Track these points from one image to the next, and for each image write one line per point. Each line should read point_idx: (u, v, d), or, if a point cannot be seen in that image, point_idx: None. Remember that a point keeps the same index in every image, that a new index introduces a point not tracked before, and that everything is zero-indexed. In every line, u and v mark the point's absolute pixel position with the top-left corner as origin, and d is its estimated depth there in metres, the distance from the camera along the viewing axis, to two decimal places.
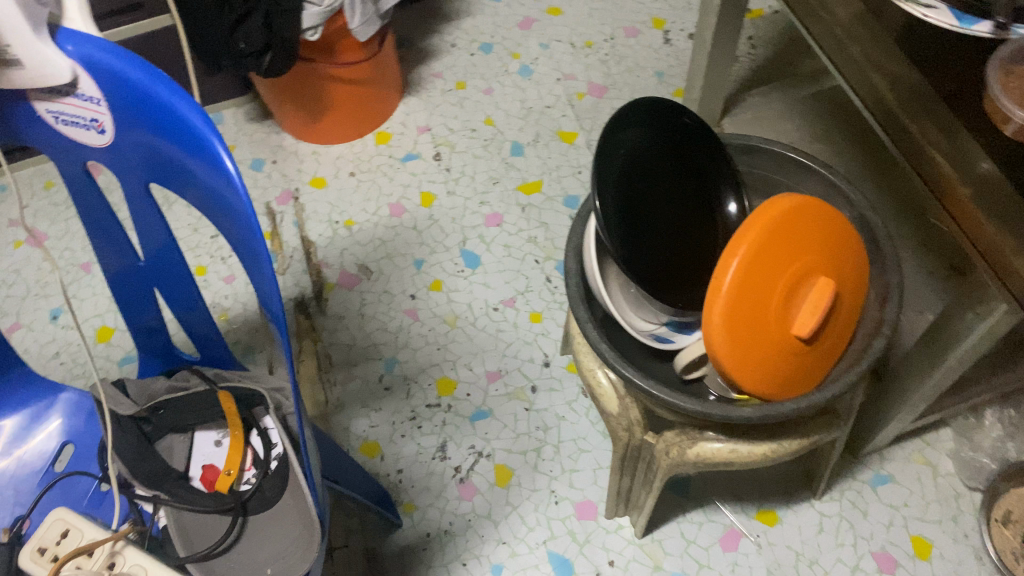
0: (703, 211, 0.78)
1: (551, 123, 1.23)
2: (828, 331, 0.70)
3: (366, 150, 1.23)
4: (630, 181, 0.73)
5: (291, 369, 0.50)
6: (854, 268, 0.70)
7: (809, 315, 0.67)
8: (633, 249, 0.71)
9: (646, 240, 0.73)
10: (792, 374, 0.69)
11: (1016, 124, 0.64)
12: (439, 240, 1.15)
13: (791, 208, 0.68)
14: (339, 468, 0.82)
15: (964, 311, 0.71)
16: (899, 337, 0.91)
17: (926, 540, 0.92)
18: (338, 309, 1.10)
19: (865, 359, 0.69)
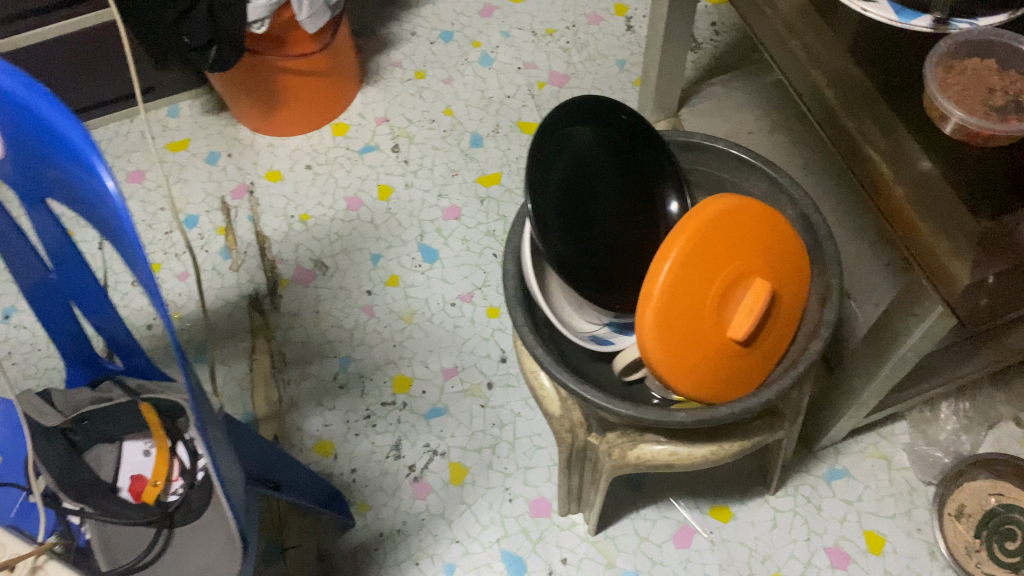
0: (645, 208, 0.77)
1: (512, 113, 1.22)
2: (765, 333, 0.69)
3: (323, 143, 1.22)
4: (566, 180, 0.72)
5: (190, 388, 0.48)
6: (793, 269, 0.70)
7: (743, 318, 0.66)
8: (570, 250, 0.71)
9: (583, 240, 0.72)
10: (729, 377, 0.69)
11: (953, 122, 0.63)
12: (396, 234, 1.13)
13: (726, 210, 0.67)
14: (282, 472, 0.81)
15: (905, 311, 0.70)
16: (852, 332, 0.90)
17: (879, 534, 0.92)
18: (294, 306, 1.09)
19: (802, 362, 0.68)
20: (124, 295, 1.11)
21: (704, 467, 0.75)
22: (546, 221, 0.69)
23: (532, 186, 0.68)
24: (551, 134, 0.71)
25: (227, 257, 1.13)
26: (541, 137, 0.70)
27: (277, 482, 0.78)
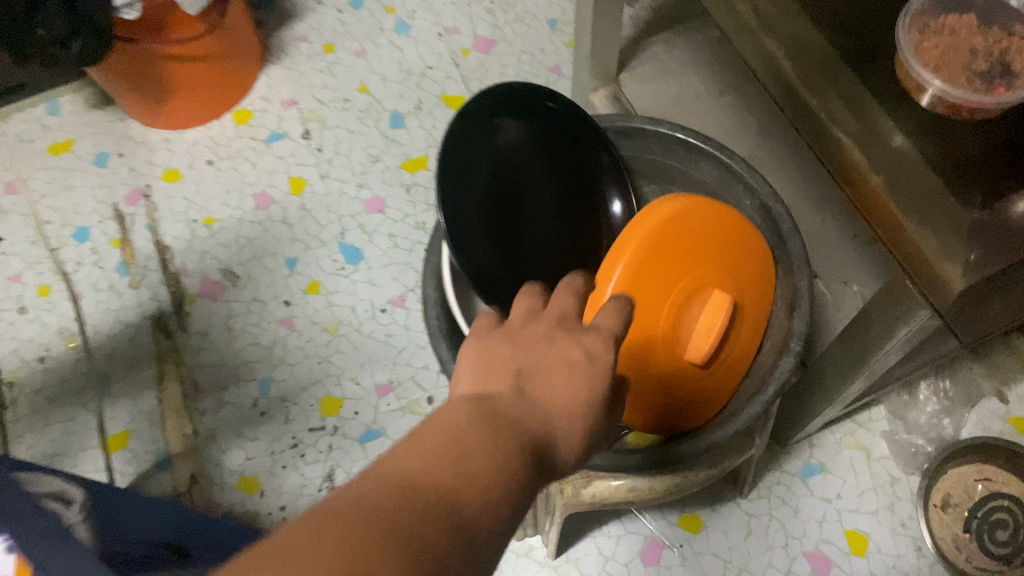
0: (575, 206, 0.70)
1: (434, 86, 1.09)
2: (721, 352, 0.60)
3: (225, 133, 1.09)
4: (491, 179, 0.62)
5: None
6: (753, 275, 0.61)
7: (697, 337, 0.57)
8: (497, 262, 0.61)
9: (510, 250, 0.63)
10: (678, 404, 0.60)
11: (930, 93, 0.55)
12: (313, 234, 1.01)
13: (676, 211, 0.57)
14: (188, 536, 0.70)
15: (885, 311, 0.61)
16: (823, 319, 0.81)
17: (861, 533, 0.84)
18: (204, 324, 0.97)
19: (769, 388, 0.57)
20: (10, 326, 0.98)
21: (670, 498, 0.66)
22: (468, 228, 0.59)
23: (452, 185, 0.58)
24: (476, 125, 0.61)
25: (124, 273, 1.01)
26: (463, 127, 0.60)
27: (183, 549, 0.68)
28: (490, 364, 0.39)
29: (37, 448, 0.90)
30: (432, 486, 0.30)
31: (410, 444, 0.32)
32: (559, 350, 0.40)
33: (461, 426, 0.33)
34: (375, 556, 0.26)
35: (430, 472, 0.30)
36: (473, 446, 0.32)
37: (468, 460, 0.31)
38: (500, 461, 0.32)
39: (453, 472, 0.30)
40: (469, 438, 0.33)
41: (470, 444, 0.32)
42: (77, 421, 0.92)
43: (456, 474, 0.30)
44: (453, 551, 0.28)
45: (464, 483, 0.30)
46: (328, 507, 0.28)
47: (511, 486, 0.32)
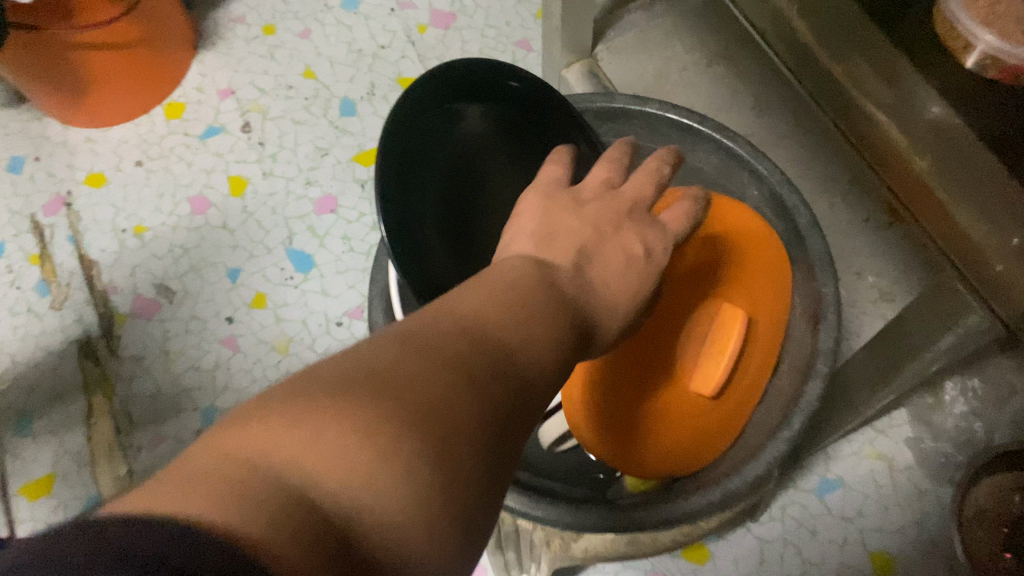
0: None
1: (388, 68, 0.98)
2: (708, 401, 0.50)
3: (154, 130, 0.96)
4: (448, 180, 0.52)
5: None
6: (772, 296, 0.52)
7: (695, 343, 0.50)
8: (454, 278, 0.51)
9: (467, 265, 0.53)
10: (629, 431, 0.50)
11: (978, 53, 0.44)
12: (257, 239, 0.90)
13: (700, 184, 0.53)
14: None
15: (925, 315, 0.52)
16: None
17: (886, 554, 0.75)
18: (136, 348, 0.86)
19: (792, 424, 0.47)
20: None
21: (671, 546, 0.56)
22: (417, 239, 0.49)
23: (394, 188, 0.48)
24: (420, 115, 0.51)
25: (45, 293, 0.89)
26: (408, 117, 0.50)
27: None
28: (556, 229, 0.40)
29: None
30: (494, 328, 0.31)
31: (481, 293, 0.33)
32: (626, 240, 0.41)
33: (528, 287, 0.34)
34: (446, 387, 0.27)
35: (497, 324, 0.31)
36: (539, 308, 0.33)
37: (535, 322, 0.32)
38: (559, 330, 0.33)
39: (515, 326, 0.32)
40: (537, 300, 0.34)
41: (536, 310, 0.33)
42: None
43: (521, 332, 0.31)
44: (510, 402, 0.29)
45: (523, 340, 0.31)
46: (407, 335, 0.29)
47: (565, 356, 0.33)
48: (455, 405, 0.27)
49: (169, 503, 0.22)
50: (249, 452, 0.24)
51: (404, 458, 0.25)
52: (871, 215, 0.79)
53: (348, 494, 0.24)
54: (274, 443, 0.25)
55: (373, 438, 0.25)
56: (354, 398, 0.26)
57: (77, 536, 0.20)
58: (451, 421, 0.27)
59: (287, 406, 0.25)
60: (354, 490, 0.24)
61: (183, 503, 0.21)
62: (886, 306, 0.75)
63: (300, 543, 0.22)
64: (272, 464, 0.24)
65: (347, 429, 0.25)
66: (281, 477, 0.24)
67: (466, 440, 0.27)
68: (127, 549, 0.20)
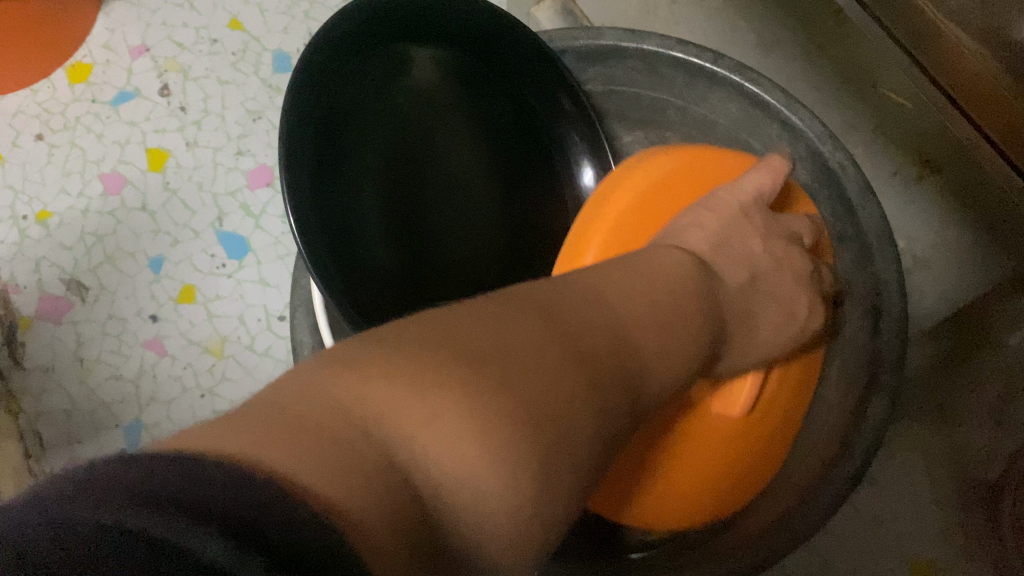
0: (508, 159, 0.59)
1: (328, 15, 0.84)
2: (756, 450, 0.51)
3: (55, 97, 0.82)
4: (380, 140, 0.52)
5: None
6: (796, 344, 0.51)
7: (733, 398, 0.49)
8: (380, 228, 0.51)
9: (400, 219, 0.53)
10: (662, 490, 0.51)
11: None
12: (181, 222, 0.77)
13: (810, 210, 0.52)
14: None
15: None
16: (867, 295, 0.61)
17: (925, 561, 0.65)
18: (45, 357, 0.73)
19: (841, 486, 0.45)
20: None
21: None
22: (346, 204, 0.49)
23: (315, 148, 0.47)
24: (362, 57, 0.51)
25: None
26: (333, 66, 0.48)
27: None
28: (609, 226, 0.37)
29: None
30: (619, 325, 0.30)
31: (642, 293, 0.33)
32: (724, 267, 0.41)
33: (678, 290, 0.35)
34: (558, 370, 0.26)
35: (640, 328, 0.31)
36: (681, 320, 0.34)
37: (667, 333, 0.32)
38: (688, 341, 0.33)
39: (652, 333, 0.31)
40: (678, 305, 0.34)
41: (675, 330, 0.33)
42: None
43: (655, 340, 0.31)
44: (623, 398, 0.29)
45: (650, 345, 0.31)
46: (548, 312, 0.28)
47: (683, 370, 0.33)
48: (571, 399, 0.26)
49: (255, 452, 0.19)
50: (366, 403, 0.22)
51: (512, 444, 0.24)
52: None
53: (446, 477, 0.22)
54: (389, 402, 0.22)
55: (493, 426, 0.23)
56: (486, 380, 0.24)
57: (89, 481, 0.17)
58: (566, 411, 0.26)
59: (413, 359, 0.24)
60: (458, 469, 0.22)
61: (270, 455, 0.19)
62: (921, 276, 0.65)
63: (393, 513, 0.20)
64: (382, 426, 0.22)
65: (472, 404, 0.23)
66: (388, 444, 0.21)
67: (568, 440, 0.26)
68: (174, 492, 0.16)
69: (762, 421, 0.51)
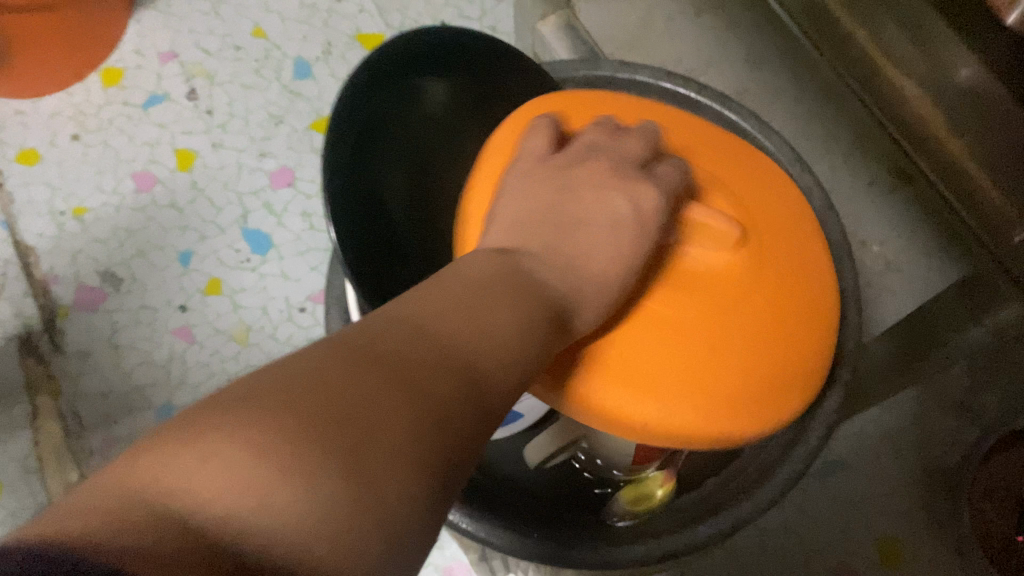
0: None
1: (346, 24, 0.89)
2: (756, 305, 0.41)
3: (90, 100, 0.88)
4: (409, 180, 0.47)
5: None
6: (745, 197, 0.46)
7: (721, 236, 0.41)
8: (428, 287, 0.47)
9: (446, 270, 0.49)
10: (644, 364, 0.39)
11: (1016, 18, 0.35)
12: (208, 219, 0.82)
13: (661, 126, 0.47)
14: None
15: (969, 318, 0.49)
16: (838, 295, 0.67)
17: (894, 539, 0.71)
18: (82, 342, 0.79)
19: (812, 436, 0.44)
20: None
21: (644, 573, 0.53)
22: (394, 260, 0.45)
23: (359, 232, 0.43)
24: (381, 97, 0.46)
25: None
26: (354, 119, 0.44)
27: None
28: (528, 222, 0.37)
29: None
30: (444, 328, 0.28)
31: (465, 288, 0.31)
32: None
33: (523, 283, 0.33)
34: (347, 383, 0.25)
35: (449, 323, 0.29)
36: (507, 297, 0.31)
37: (492, 321, 0.30)
38: (518, 321, 0.31)
39: (478, 328, 0.29)
40: (513, 296, 0.32)
41: (506, 310, 0.31)
42: None
43: (482, 333, 0.29)
44: (463, 406, 0.27)
45: (479, 340, 0.29)
46: (344, 343, 0.26)
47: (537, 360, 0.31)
48: (393, 428, 0.24)
49: (64, 526, 0.19)
50: (141, 474, 0.21)
51: (315, 469, 0.22)
52: (874, 177, 0.73)
53: (232, 523, 0.21)
54: (168, 461, 0.22)
55: (283, 459, 0.22)
56: (278, 415, 0.23)
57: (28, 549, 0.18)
58: (382, 441, 0.24)
59: (202, 414, 0.23)
60: (266, 512, 0.22)
61: (92, 527, 0.19)
62: (893, 277, 0.70)
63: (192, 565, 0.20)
64: (165, 481, 0.21)
65: (250, 436, 0.22)
66: (167, 501, 0.21)
67: (382, 448, 0.24)
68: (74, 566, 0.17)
69: (772, 280, 0.42)
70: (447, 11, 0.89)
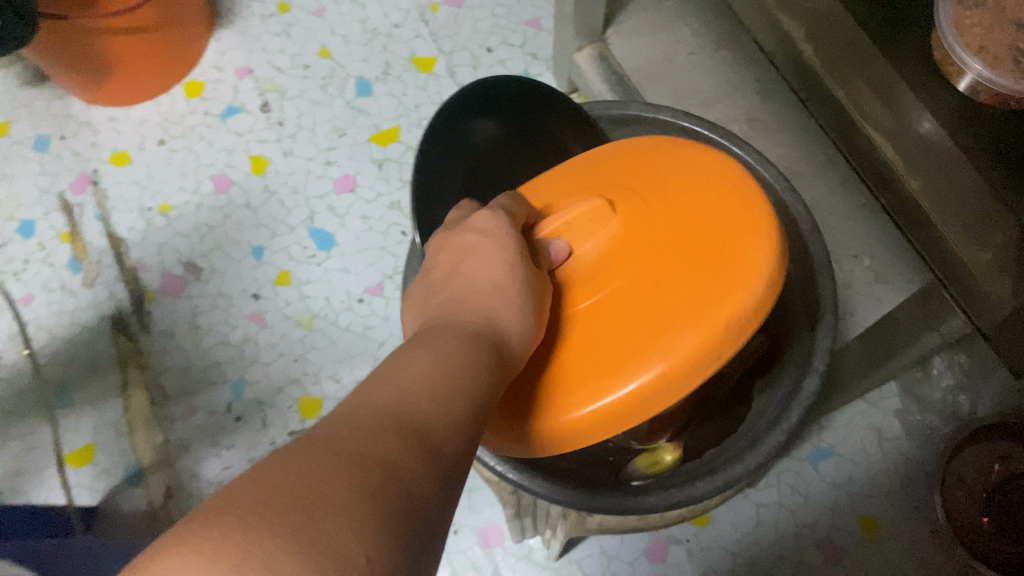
0: None
1: (402, 47, 1.00)
2: (669, 246, 0.46)
3: (174, 109, 0.99)
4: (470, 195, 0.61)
5: None
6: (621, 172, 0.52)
7: (588, 218, 0.48)
8: None
9: None
10: (603, 348, 0.45)
11: (969, 80, 0.47)
12: (279, 219, 0.93)
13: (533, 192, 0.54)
14: None
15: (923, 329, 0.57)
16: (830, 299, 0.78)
17: (873, 517, 0.81)
18: (166, 323, 0.90)
19: (791, 414, 0.54)
20: None
21: (653, 524, 0.64)
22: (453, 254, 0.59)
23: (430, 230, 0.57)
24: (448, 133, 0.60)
25: (77, 270, 0.93)
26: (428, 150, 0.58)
27: None
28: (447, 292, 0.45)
29: None
30: (361, 405, 0.32)
31: (401, 363, 0.36)
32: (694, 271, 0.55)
33: (429, 352, 0.37)
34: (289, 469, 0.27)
35: (394, 386, 0.34)
36: (435, 355, 0.37)
37: (401, 387, 0.34)
38: (429, 377, 0.35)
39: (420, 388, 0.34)
40: (417, 365, 0.36)
41: (410, 377, 0.35)
42: (38, 436, 0.86)
43: (393, 394, 0.33)
44: (410, 459, 0.30)
45: (423, 397, 0.34)
46: (298, 440, 0.30)
47: (479, 410, 0.36)
48: (343, 500, 0.27)
49: None
50: None
51: (281, 547, 0.25)
52: (868, 199, 0.83)
53: None
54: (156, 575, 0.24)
55: (248, 562, 0.24)
56: (241, 516, 0.25)
57: None
58: (333, 515, 0.26)
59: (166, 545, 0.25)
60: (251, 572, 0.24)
61: None
62: (880, 288, 0.79)
63: None
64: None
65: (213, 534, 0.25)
66: None
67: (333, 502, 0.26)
68: None
69: (659, 209, 0.48)
70: (492, 39, 0.99)
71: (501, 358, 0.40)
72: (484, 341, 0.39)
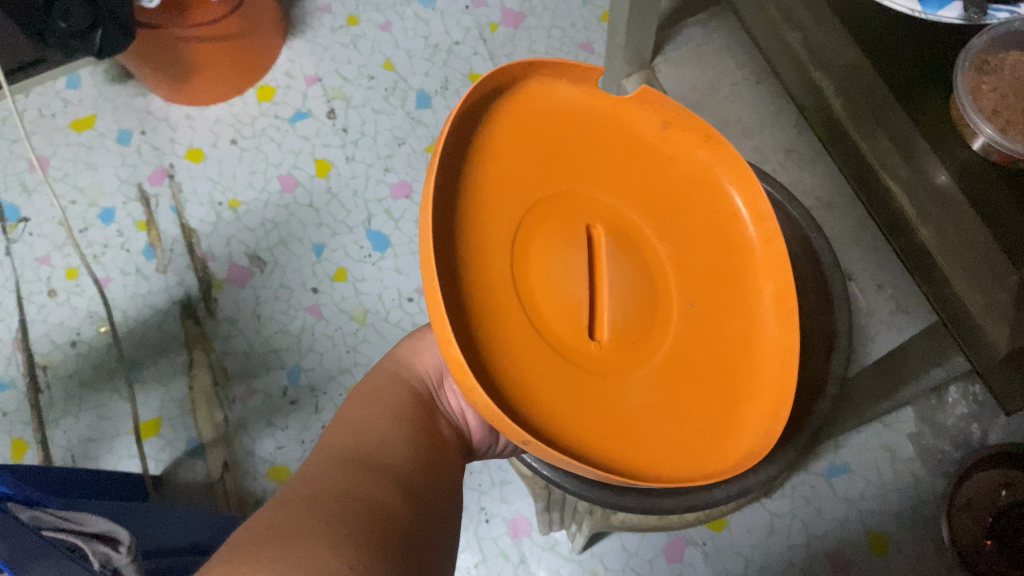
0: None
1: (461, 64, 1.06)
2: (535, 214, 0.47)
3: (247, 111, 1.06)
4: None
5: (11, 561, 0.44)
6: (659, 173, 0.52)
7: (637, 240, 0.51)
8: None
9: None
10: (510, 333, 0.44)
11: (982, 141, 0.51)
12: (339, 219, 1.00)
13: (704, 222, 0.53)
14: (174, 538, 0.71)
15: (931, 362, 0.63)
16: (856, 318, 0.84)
17: (881, 533, 0.85)
18: (231, 311, 0.98)
19: None
20: (40, 309, 0.98)
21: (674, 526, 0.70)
22: None
23: None
24: None
25: (151, 256, 1.00)
26: None
27: (152, 551, 0.67)
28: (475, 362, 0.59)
29: (73, 433, 0.93)
30: (314, 465, 0.46)
31: (333, 432, 0.51)
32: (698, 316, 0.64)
33: (355, 417, 0.51)
34: (279, 511, 0.40)
35: (339, 446, 0.48)
36: (365, 416, 0.51)
37: (338, 446, 0.48)
38: (354, 435, 0.49)
39: (350, 438, 0.49)
40: (344, 428, 0.50)
41: (344, 437, 0.49)
42: (110, 408, 0.94)
43: (329, 454, 0.47)
44: (356, 478, 0.44)
45: (354, 444, 0.48)
46: (283, 493, 0.43)
47: (408, 436, 0.50)
48: (313, 523, 0.39)
49: None
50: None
51: (290, 538, 0.37)
52: None
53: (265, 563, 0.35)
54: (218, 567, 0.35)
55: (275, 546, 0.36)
56: (252, 543, 0.37)
57: None
58: (312, 523, 0.38)
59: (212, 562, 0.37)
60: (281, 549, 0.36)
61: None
62: (901, 318, 0.84)
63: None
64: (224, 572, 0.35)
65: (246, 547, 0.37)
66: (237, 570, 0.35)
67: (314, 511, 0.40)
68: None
69: (621, 167, 0.51)
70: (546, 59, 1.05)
71: (423, 392, 0.56)
72: (405, 381, 0.56)
